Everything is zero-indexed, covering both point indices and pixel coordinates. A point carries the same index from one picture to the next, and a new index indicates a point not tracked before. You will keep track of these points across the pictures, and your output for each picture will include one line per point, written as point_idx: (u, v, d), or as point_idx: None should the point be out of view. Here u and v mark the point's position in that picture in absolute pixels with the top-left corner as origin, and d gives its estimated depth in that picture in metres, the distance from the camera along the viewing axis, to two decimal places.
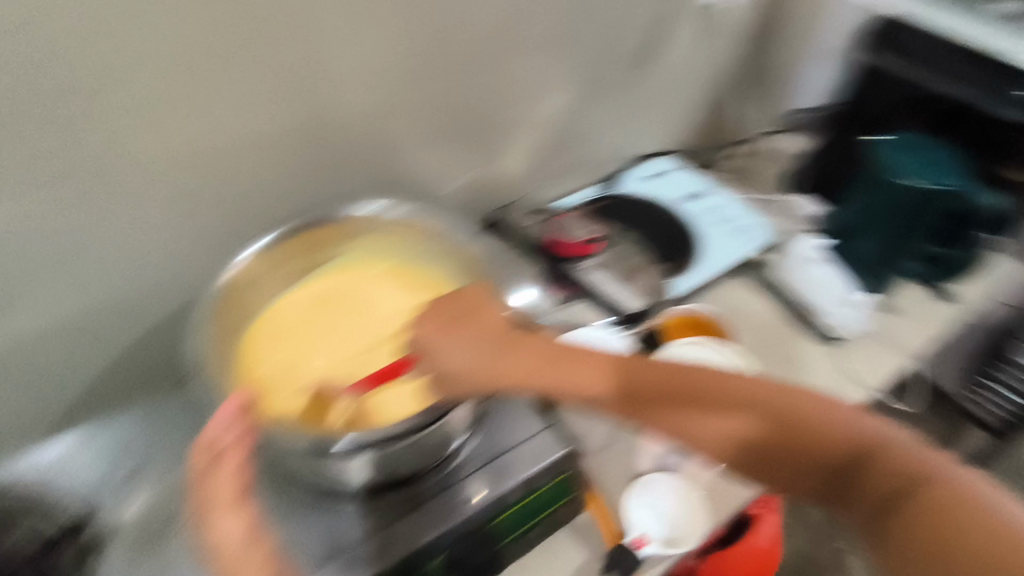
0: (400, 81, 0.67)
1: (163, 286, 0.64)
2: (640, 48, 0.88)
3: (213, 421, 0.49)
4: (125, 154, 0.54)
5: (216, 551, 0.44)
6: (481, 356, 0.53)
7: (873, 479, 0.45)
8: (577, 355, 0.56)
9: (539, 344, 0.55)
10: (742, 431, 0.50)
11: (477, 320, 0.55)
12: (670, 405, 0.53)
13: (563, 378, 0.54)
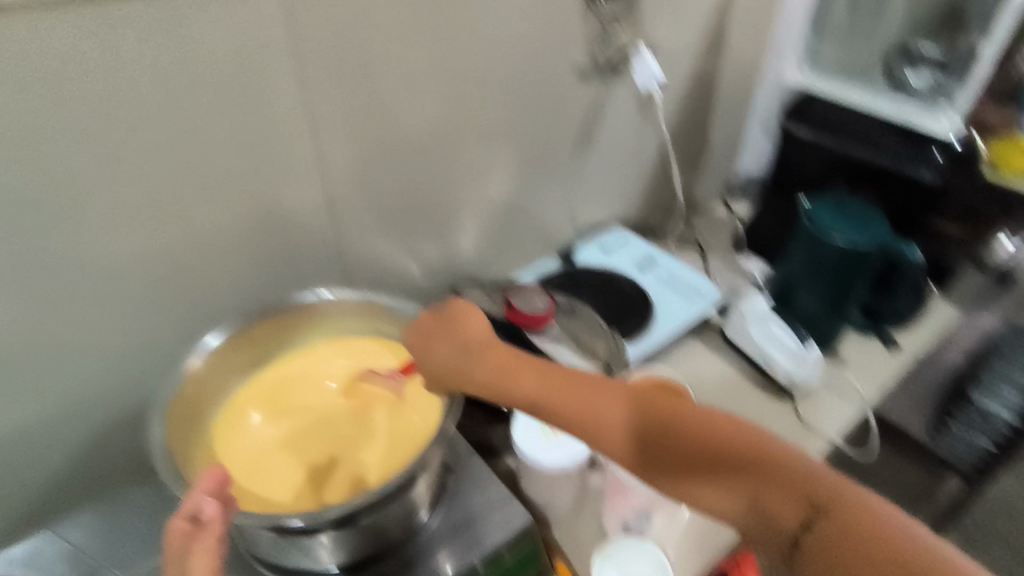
0: (351, 176, 0.73)
1: (124, 379, 0.67)
2: (582, 131, 0.95)
3: (191, 495, 0.45)
4: (87, 250, 0.58)
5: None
6: (460, 361, 0.56)
7: (824, 533, 0.41)
8: (574, 381, 0.52)
9: (512, 356, 0.56)
10: (681, 456, 0.47)
11: (459, 333, 0.58)
12: (620, 429, 0.49)
13: (541, 395, 0.52)
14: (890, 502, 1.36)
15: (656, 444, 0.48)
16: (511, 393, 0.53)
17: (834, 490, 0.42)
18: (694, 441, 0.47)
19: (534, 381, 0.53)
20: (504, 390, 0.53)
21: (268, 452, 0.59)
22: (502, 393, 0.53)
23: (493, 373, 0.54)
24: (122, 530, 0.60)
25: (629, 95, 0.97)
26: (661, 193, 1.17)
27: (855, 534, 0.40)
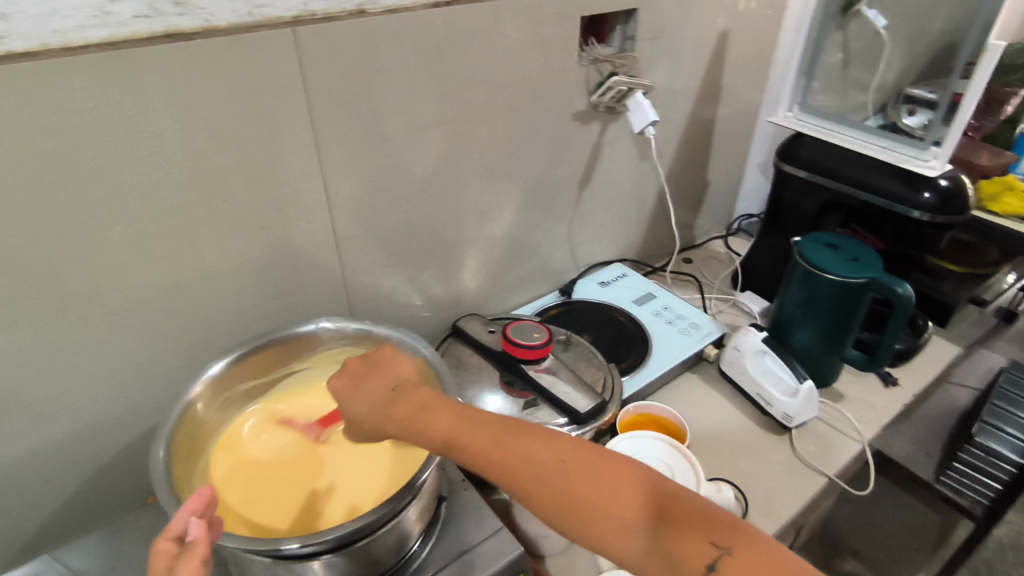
0: (356, 215, 0.76)
1: (134, 407, 0.69)
2: (582, 172, 0.98)
3: (178, 518, 0.46)
4: (107, 280, 0.61)
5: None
6: (382, 401, 0.56)
7: (729, 567, 0.41)
8: (492, 423, 0.51)
9: (430, 395, 0.55)
10: (585, 498, 0.45)
11: (387, 374, 0.59)
12: (529, 471, 0.47)
13: (459, 433, 0.51)
14: (893, 549, 1.33)
15: (562, 487, 0.46)
16: (428, 430, 0.52)
17: (727, 524, 0.44)
18: (601, 482, 0.46)
19: (450, 419, 0.52)
20: (421, 426, 0.52)
21: (266, 479, 0.61)
22: (419, 430, 0.52)
23: (412, 411, 0.53)
24: (124, 556, 0.61)
25: (627, 138, 1.00)
26: (661, 232, 1.20)
27: (748, 554, 0.42)
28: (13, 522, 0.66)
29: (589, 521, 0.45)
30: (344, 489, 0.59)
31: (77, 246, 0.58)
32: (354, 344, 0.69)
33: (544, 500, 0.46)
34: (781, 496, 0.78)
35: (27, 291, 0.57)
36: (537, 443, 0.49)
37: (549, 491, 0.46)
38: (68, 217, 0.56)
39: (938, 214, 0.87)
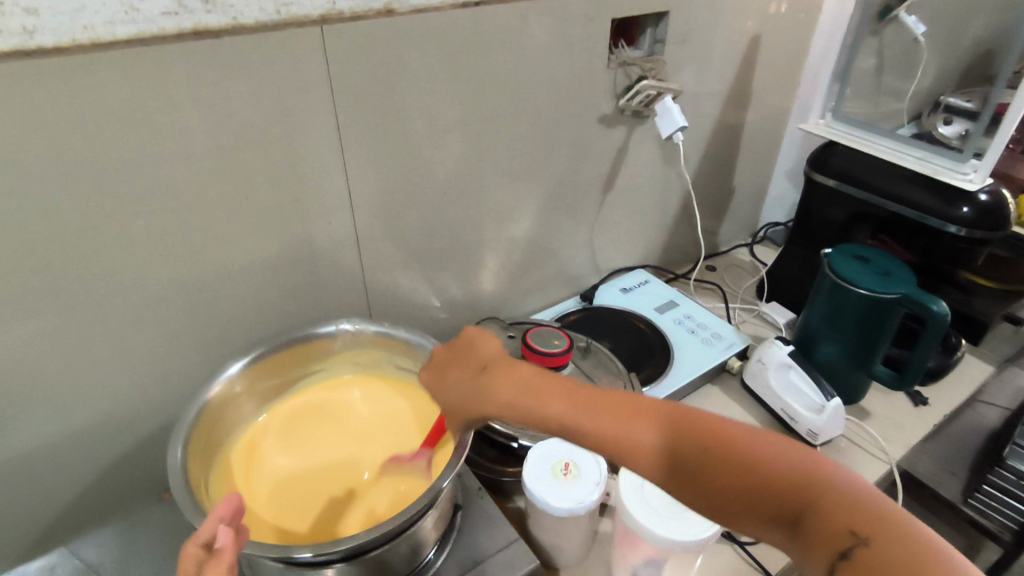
0: (377, 214, 0.75)
1: (152, 402, 0.69)
2: (606, 175, 0.97)
3: (206, 523, 0.46)
4: (126, 274, 0.61)
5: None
6: (476, 380, 0.54)
7: (867, 558, 0.36)
8: (601, 397, 0.48)
9: (530, 371, 0.53)
10: (724, 479, 0.42)
11: (483, 352, 0.57)
12: (657, 451, 0.44)
13: (566, 413, 0.48)
14: None
15: (696, 466, 0.43)
16: (534, 410, 0.49)
17: (882, 514, 0.37)
18: (739, 462, 0.42)
19: (558, 398, 0.49)
20: (525, 407, 0.49)
21: (285, 483, 0.61)
22: (524, 409, 0.49)
23: (511, 389, 0.51)
24: (140, 551, 0.61)
25: (653, 142, 0.98)
26: (685, 238, 1.18)
27: (899, 545, 0.35)
28: (32, 512, 0.67)
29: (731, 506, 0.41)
30: (361, 498, 0.59)
31: (98, 240, 0.58)
32: (371, 346, 0.69)
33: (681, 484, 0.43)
34: None
35: (48, 282, 0.57)
36: (655, 418, 0.46)
37: (681, 472, 0.43)
38: (88, 209, 0.56)
39: (976, 229, 0.84)
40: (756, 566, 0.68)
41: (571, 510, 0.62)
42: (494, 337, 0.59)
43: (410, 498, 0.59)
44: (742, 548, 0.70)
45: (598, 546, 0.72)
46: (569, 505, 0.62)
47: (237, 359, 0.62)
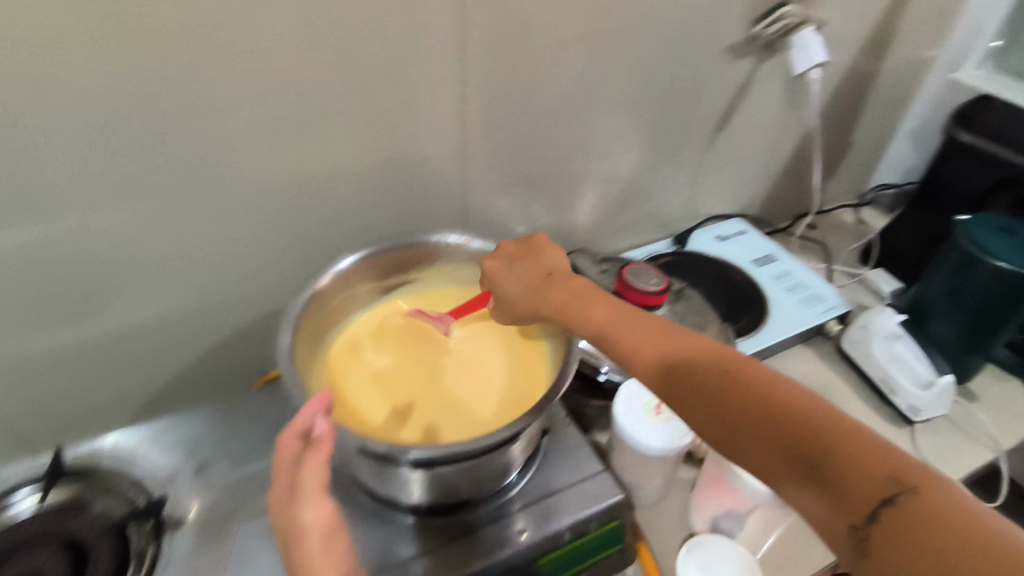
0: (488, 127, 0.72)
1: (254, 292, 0.70)
2: (722, 111, 0.90)
3: (302, 414, 0.47)
4: (240, 159, 0.60)
5: (298, 539, 0.43)
6: (534, 288, 0.59)
7: (915, 508, 0.35)
8: (636, 320, 0.52)
9: (588, 293, 0.57)
10: (747, 420, 0.42)
11: (543, 265, 0.61)
12: (687, 378, 0.46)
13: (610, 326, 0.53)
14: None
15: (729, 409, 0.43)
16: (581, 324, 0.54)
17: (914, 471, 0.37)
18: (760, 400, 0.43)
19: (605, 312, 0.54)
20: (577, 319, 0.55)
21: (389, 386, 0.61)
22: (573, 319, 0.55)
23: (568, 304, 0.56)
24: (236, 429, 0.63)
25: (778, 79, 0.91)
26: (790, 190, 1.10)
27: (930, 509, 0.35)
28: (140, 376, 0.70)
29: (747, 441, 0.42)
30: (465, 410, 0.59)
31: (217, 120, 0.57)
32: (473, 263, 0.67)
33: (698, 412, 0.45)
34: None
35: (169, 158, 0.57)
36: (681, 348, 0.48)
37: (704, 408, 0.45)
38: (211, 87, 0.55)
39: None
40: None
41: (662, 452, 0.62)
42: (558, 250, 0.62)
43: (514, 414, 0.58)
44: None
45: (675, 491, 0.71)
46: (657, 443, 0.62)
47: (347, 255, 0.61)
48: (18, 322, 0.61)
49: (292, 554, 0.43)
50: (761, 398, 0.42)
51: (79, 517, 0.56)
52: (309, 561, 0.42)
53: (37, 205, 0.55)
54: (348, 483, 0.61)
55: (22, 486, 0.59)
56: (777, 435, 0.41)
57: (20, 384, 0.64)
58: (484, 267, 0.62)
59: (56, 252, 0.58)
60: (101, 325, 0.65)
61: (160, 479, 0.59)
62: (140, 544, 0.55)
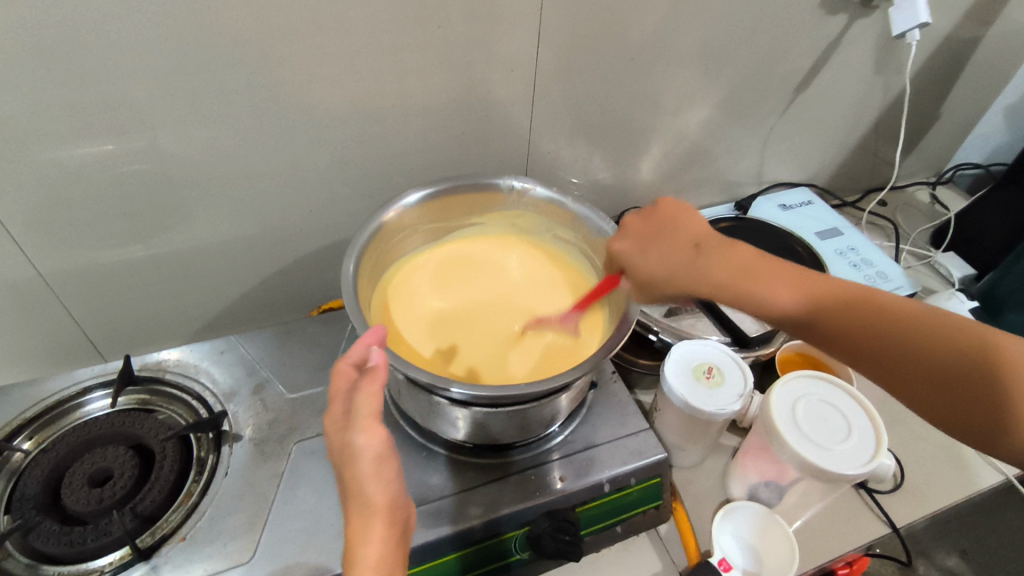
0: (560, 74, 0.70)
1: (315, 222, 0.71)
2: (804, 73, 0.86)
3: (357, 345, 0.47)
4: (312, 87, 0.60)
5: (352, 461, 0.43)
6: (685, 265, 0.54)
7: None
8: (818, 295, 0.51)
9: (738, 255, 0.54)
10: (944, 381, 0.45)
11: (679, 231, 0.57)
12: (859, 334, 0.48)
13: (777, 291, 0.52)
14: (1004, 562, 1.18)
15: (918, 374, 0.46)
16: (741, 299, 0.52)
17: None
18: (949, 358, 0.45)
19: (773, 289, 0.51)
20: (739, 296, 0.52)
21: (441, 323, 0.63)
22: (738, 300, 0.52)
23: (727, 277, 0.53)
24: (293, 354, 0.65)
25: (868, 42, 0.85)
26: (862, 163, 1.05)
27: None
28: (203, 296, 0.73)
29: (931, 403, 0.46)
30: (513, 355, 0.61)
31: (293, 45, 0.57)
32: (535, 211, 0.66)
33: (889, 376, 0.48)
34: (939, 480, 0.71)
35: (245, 80, 0.57)
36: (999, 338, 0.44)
37: (866, 355, 0.48)
38: (290, 9, 0.54)
39: None
40: (882, 517, 0.66)
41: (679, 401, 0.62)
42: (696, 214, 0.58)
43: (559, 367, 0.59)
44: (867, 493, 0.68)
45: (714, 456, 0.71)
46: (709, 408, 0.61)
47: (414, 190, 0.60)
48: (94, 232, 0.63)
49: (344, 473, 0.44)
50: (973, 371, 0.44)
51: (146, 422, 0.58)
52: (361, 483, 0.42)
53: (115, 118, 0.56)
54: (396, 415, 0.62)
55: (92, 386, 0.61)
56: (964, 392, 0.44)
57: (93, 294, 0.67)
58: (613, 252, 0.59)
59: (131, 167, 0.59)
60: (168, 242, 0.67)
61: (220, 394, 0.61)
62: (202, 454, 0.57)
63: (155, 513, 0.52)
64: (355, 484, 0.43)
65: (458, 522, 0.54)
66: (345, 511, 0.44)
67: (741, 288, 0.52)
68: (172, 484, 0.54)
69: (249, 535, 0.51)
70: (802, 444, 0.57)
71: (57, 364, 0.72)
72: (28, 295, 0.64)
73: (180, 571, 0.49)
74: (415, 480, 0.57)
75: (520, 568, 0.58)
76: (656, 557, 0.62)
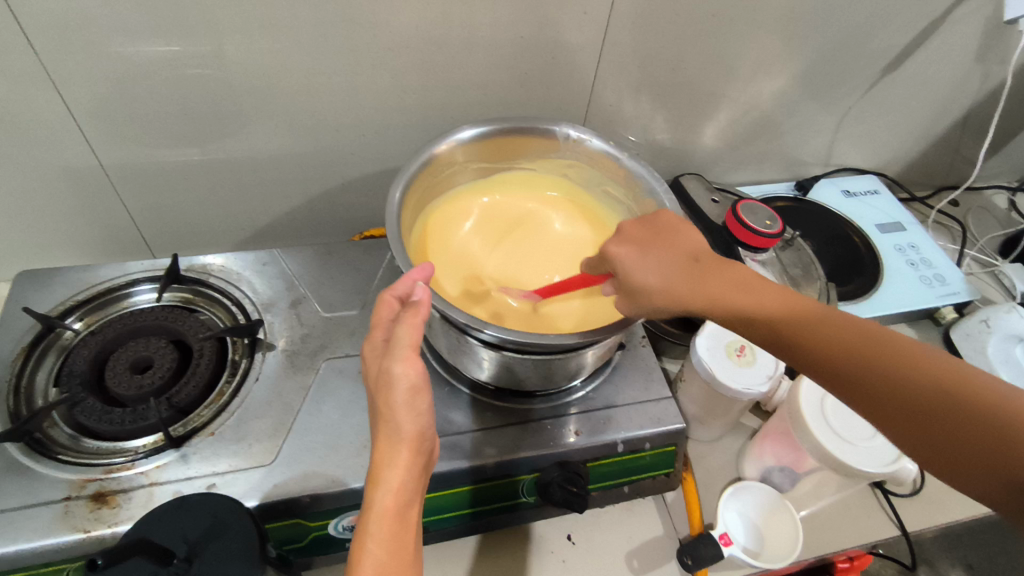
0: (636, 23, 0.67)
1: (367, 149, 0.71)
2: (897, 52, 0.80)
3: (405, 279, 0.47)
4: (380, 8, 0.59)
5: (387, 388, 0.43)
6: (669, 278, 0.49)
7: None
8: (816, 319, 0.45)
9: (744, 282, 0.48)
10: (965, 428, 0.37)
11: (724, 280, 0.48)
12: (880, 381, 0.41)
13: (784, 321, 0.45)
14: None
15: (899, 409, 0.40)
16: (756, 328, 0.46)
17: None
18: (988, 425, 0.37)
19: (766, 305, 0.46)
20: (729, 306, 0.47)
21: (477, 268, 0.63)
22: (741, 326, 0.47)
23: (726, 290, 0.47)
24: (331, 274, 0.67)
25: (974, 26, 0.79)
26: (940, 158, 0.99)
27: None
28: (252, 208, 0.74)
29: (974, 477, 0.37)
30: (552, 308, 0.61)
31: None
32: (589, 162, 0.64)
33: (947, 450, 0.38)
34: (963, 492, 0.69)
35: None
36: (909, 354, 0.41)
37: (858, 391, 0.42)
38: None
39: None
40: (895, 521, 0.65)
41: (701, 345, 0.63)
42: (691, 229, 0.52)
43: (596, 324, 0.60)
44: (882, 493, 0.67)
45: (732, 434, 0.71)
46: (735, 386, 0.60)
47: (470, 126, 0.59)
48: (152, 130, 0.64)
49: (378, 399, 0.44)
50: (919, 399, 0.39)
51: (187, 320, 0.60)
52: (393, 410, 0.43)
53: (182, 16, 0.55)
54: (423, 348, 0.63)
55: (141, 279, 0.64)
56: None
57: (148, 192, 0.69)
58: (610, 256, 0.53)
59: (194, 70, 0.59)
60: (222, 150, 0.67)
61: (258, 303, 0.63)
62: (236, 357, 0.60)
63: (189, 406, 0.55)
64: (387, 411, 0.43)
65: (471, 458, 0.55)
66: (374, 436, 0.45)
67: (742, 310, 0.46)
68: (206, 382, 0.57)
69: (272, 440, 0.54)
70: (826, 434, 0.56)
71: (110, 254, 0.75)
72: (89, 184, 0.67)
73: (207, 463, 0.52)
74: (436, 413, 0.58)
75: (524, 510, 0.59)
76: (658, 521, 0.63)
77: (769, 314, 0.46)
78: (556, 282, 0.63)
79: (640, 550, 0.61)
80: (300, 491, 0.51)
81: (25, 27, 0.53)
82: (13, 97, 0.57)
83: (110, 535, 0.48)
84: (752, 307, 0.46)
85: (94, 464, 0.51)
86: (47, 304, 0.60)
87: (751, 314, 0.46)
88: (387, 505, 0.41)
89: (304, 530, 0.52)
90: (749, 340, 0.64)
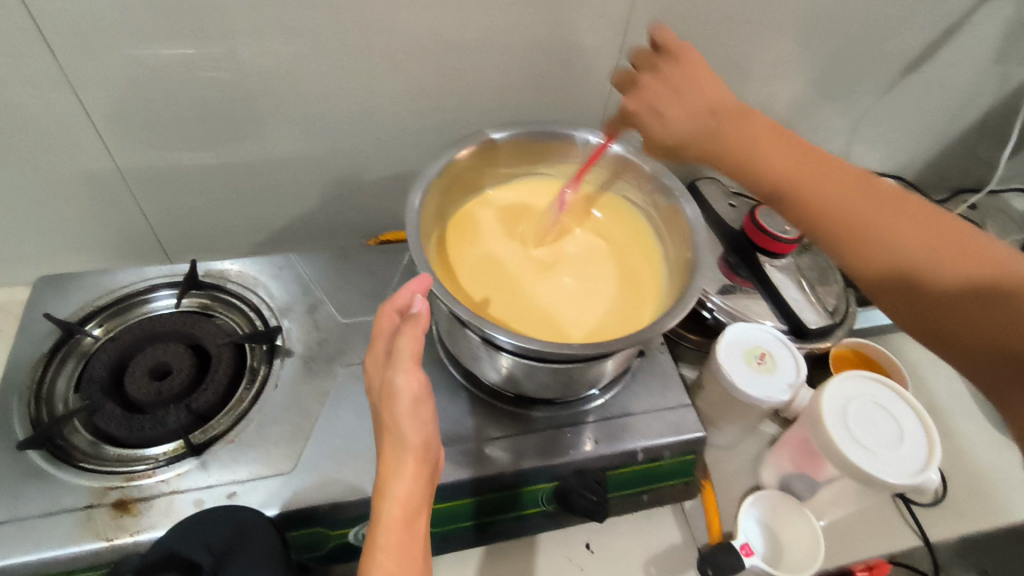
0: (654, 25, 0.66)
1: (383, 152, 0.71)
2: (917, 53, 0.79)
3: (403, 290, 0.47)
4: (397, 11, 0.58)
5: (390, 400, 0.44)
6: (704, 123, 0.54)
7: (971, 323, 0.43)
8: (822, 169, 0.51)
9: (770, 136, 0.52)
10: (947, 288, 0.44)
11: (748, 128, 0.53)
12: (866, 220, 0.48)
13: (790, 169, 0.50)
14: None
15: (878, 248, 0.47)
16: (762, 172, 0.51)
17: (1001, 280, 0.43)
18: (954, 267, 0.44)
19: (781, 156, 0.51)
20: (745, 154, 0.52)
21: (498, 274, 0.62)
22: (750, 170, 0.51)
23: (756, 140, 0.52)
24: (348, 279, 0.66)
25: (995, 28, 0.78)
26: (958, 160, 0.97)
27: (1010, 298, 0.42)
28: (267, 211, 0.74)
29: (943, 314, 0.45)
30: (573, 315, 0.60)
31: None
32: (609, 167, 0.64)
33: (911, 284, 0.46)
34: (984, 501, 0.68)
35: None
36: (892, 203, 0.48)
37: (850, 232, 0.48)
38: None
39: None
40: (916, 530, 0.65)
41: (722, 353, 0.62)
42: (723, 82, 0.55)
43: (618, 332, 0.59)
44: (904, 502, 0.66)
45: (750, 441, 0.70)
46: (756, 395, 0.60)
47: (489, 131, 0.59)
48: (168, 134, 0.63)
49: (381, 410, 0.44)
50: (900, 238, 0.46)
51: (205, 325, 0.60)
52: (396, 421, 0.43)
53: (198, 21, 0.55)
54: (440, 354, 0.63)
55: (159, 284, 0.64)
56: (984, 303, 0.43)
57: (165, 196, 0.69)
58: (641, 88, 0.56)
59: (210, 74, 0.59)
60: (237, 153, 0.67)
61: (275, 309, 0.63)
62: (254, 363, 0.59)
63: (209, 413, 0.55)
64: (391, 422, 0.44)
65: (490, 466, 0.54)
66: (379, 447, 0.45)
67: (755, 157, 0.51)
68: (225, 388, 0.57)
69: (292, 447, 0.53)
70: (847, 442, 0.56)
71: (127, 257, 0.75)
72: (106, 188, 0.67)
73: (227, 470, 0.52)
74: (454, 419, 0.58)
75: (542, 518, 0.59)
76: (676, 529, 0.62)
77: (779, 165, 0.51)
78: (577, 289, 0.63)
79: (659, 558, 0.61)
80: (319, 499, 0.50)
81: (46, 33, 0.53)
82: (31, 102, 0.57)
83: (132, 543, 0.48)
84: (765, 154, 0.51)
85: (115, 472, 0.51)
86: (66, 310, 0.61)
87: (762, 161, 0.51)
88: (395, 515, 0.41)
89: (323, 538, 0.52)
90: (767, 346, 0.64)
